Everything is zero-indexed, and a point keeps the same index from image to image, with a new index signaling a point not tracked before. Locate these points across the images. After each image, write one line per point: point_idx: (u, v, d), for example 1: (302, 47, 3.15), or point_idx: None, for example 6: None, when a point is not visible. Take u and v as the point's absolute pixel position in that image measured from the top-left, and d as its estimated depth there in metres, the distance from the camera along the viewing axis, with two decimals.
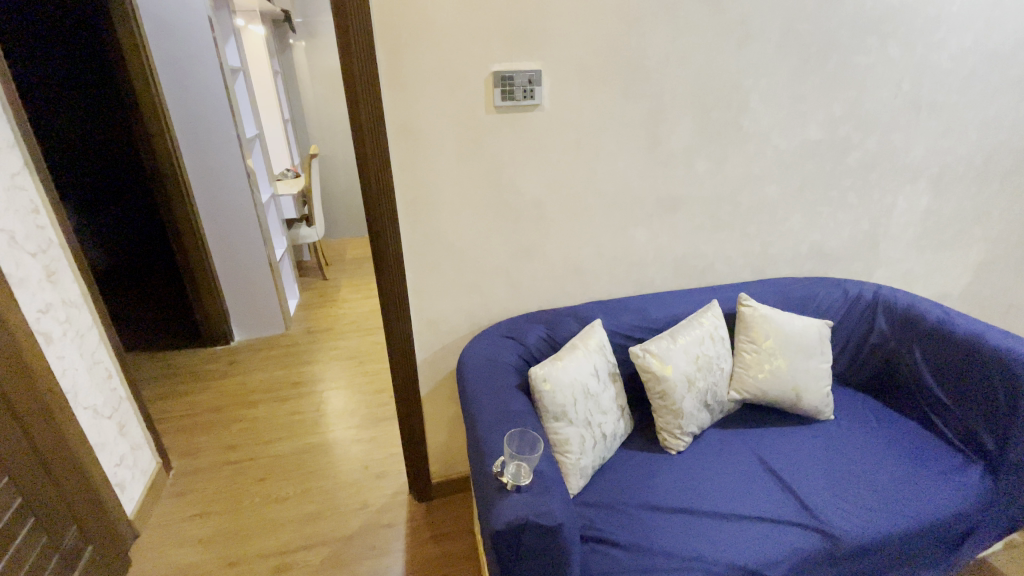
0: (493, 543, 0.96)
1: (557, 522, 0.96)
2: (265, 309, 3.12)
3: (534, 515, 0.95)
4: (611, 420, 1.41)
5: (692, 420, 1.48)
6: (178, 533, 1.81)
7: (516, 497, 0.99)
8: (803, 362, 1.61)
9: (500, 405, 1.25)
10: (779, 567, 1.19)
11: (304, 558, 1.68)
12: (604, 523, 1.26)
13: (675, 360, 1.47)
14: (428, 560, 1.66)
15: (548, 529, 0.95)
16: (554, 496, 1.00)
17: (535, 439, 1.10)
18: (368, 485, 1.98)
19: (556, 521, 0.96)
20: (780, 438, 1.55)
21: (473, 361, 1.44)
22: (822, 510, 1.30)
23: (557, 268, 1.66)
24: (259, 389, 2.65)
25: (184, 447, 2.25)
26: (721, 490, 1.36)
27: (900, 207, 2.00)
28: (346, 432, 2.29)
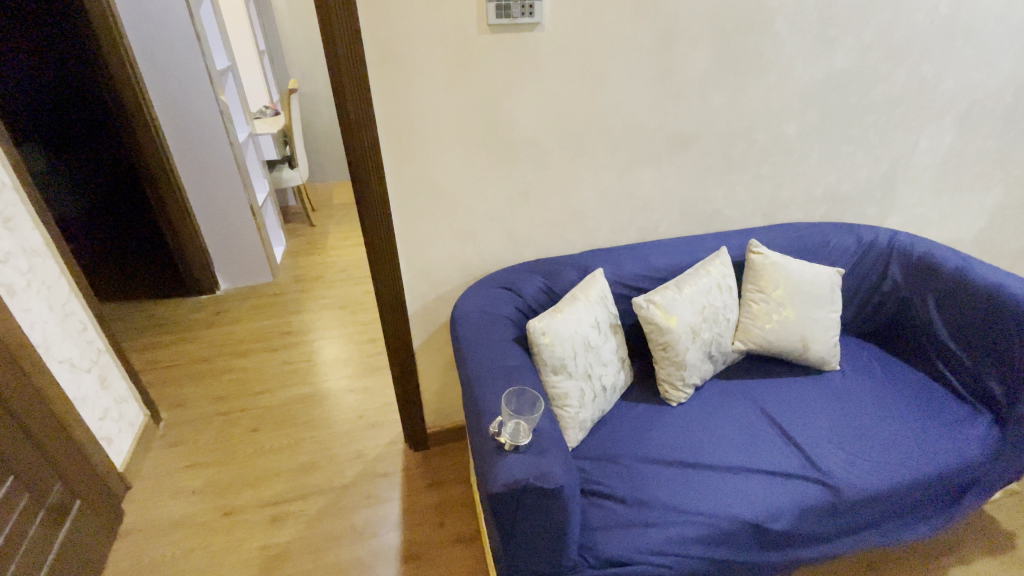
0: (491, 504, 0.91)
1: (558, 484, 0.90)
2: (250, 256, 2.99)
3: (534, 477, 0.90)
4: (611, 372, 1.34)
5: (695, 371, 1.43)
6: (170, 484, 1.79)
7: (514, 458, 0.93)
8: (811, 311, 1.54)
9: (497, 361, 1.17)
10: (780, 519, 1.18)
11: (301, 508, 1.68)
12: (603, 476, 1.23)
13: (680, 310, 1.39)
14: (425, 509, 1.66)
15: (549, 491, 0.90)
16: (555, 456, 0.95)
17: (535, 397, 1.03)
18: (364, 435, 1.96)
19: (557, 483, 0.90)
20: (785, 389, 1.51)
21: (468, 313, 1.35)
22: (825, 462, 1.27)
23: (557, 213, 1.54)
24: (249, 339, 2.58)
25: (175, 398, 2.21)
26: (724, 442, 1.32)
27: (921, 147, 1.87)
28: (340, 381, 2.24)
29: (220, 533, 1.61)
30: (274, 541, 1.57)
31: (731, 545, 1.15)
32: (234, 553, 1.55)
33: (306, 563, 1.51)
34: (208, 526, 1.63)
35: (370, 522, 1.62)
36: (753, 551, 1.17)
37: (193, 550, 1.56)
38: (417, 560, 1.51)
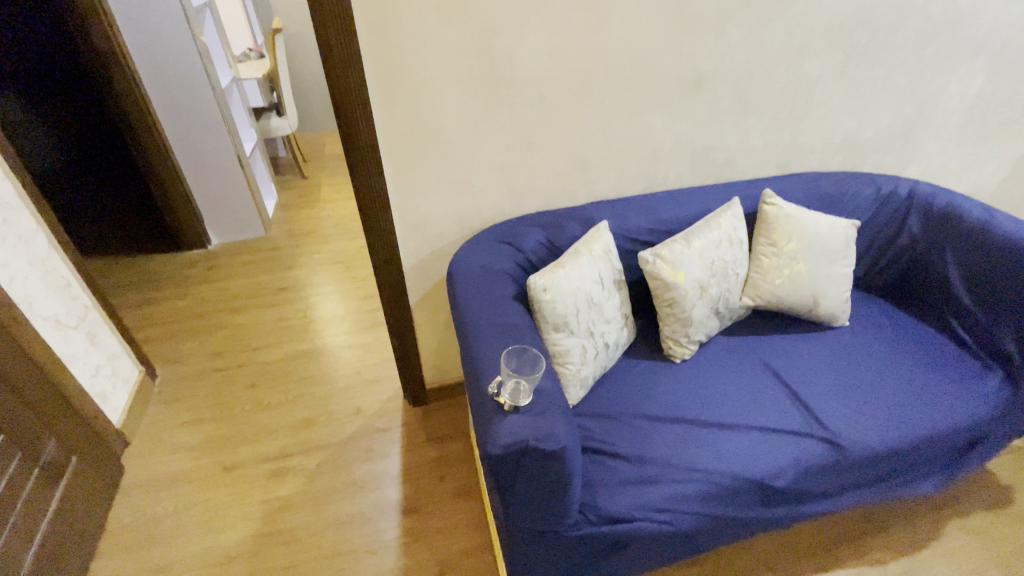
0: (490, 465, 0.87)
1: (560, 446, 0.86)
2: (240, 209, 2.88)
3: (534, 439, 0.86)
4: (614, 329, 1.29)
5: (700, 328, 1.37)
6: (169, 439, 1.79)
7: (514, 419, 0.89)
8: (824, 265, 1.48)
9: (495, 319, 1.12)
10: (783, 476, 1.16)
11: (300, 463, 1.68)
12: (604, 434, 1.20)
13: (688, 265, 1.32)
14: (425, 464, 1.66)
15: (550, 453, 0.87)
16: (556, 417, 0.91)
17: (536, 356, 0.98)
18: (362, 390, 1.94)
19: (558, 445, 0.87)
20: (792, 346, 1.46)
21: (465, 269, 1.28)
22: (830, 419, 1.25)
23: (559, 161, 1.44)
24: (242, 295, 2.52)
25: (170, 354, 2.18)
26: (728, 399, 1.29)
27: (949, 91, 1.74)
28: (337, 337, 2.21)
29: (221, 487, 1.61)
30: (275, 495, 1.58)
31: (732, 501, 1.14)
32: (236, 506, 1.56)
33: (307, 516, 1.52)
34: (208, 481, 1.64)
35: (370, 476, 1.63)
36: (754, 507, 1.17)
37: (195, 504, 1.57)
38: (417, 513, 1.52)
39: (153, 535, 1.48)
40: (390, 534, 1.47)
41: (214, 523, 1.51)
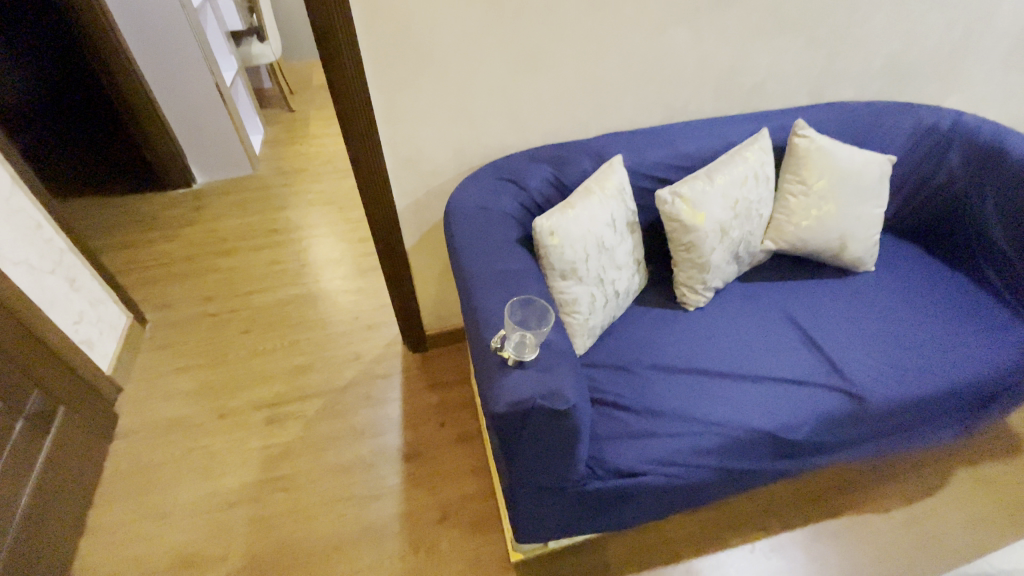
0: (493, 424, 0.81)
1: (570, 405, 0.79)
2: (223, 145, 2.70)
3: (540, 397, 0.79)
4: (625, 276, 1.19)
5: (718, 274, 1.27)
6: (164, 385, 1.75)
7: (519, 374, 0.81)
8: (854, 206, 1.36)
9: (498, 265, 1.01)
10: (800, 429, 1.10)
11: (298, 410, 1.64)
12: (612, 385, 1.13)
13: (709, 205, 1.20)
14: (426, 410, 1.62)
15: (558, 412, 0.79)
16: (565, 373, 0.83)
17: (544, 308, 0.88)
18: (359, 335, 1.87)
19: (567, 403, 0.79)
20: (814, 293, 1.37)
21: (464, 209, 1.16)
22: (852, 370, 1.18)
23: (568, 87, 1.28)
24: (232, 238, 2.40)
25: (160, 299, 2.10)
26: (744, 349, 1.21)
27: (1007, 7, 1.53)
28: (333, 280, 2.12)
29: (219, 434, 1.59)
30: (273, 442, 1.55)
31: (744, 454, 1.09)
32: (234, 453, 1.53)
33: (307, 462, 1.50)
34: (205, 428, 1.60)
35: (370, 423, 1.59)
36: (767, 460, 1.12)
37: (192, 451, 1.54)
38: (418, 459, 1.49)
39: (152, 482, 1.47)
40: (392, 480, 1.45)
41: (213, 469, 1.49)
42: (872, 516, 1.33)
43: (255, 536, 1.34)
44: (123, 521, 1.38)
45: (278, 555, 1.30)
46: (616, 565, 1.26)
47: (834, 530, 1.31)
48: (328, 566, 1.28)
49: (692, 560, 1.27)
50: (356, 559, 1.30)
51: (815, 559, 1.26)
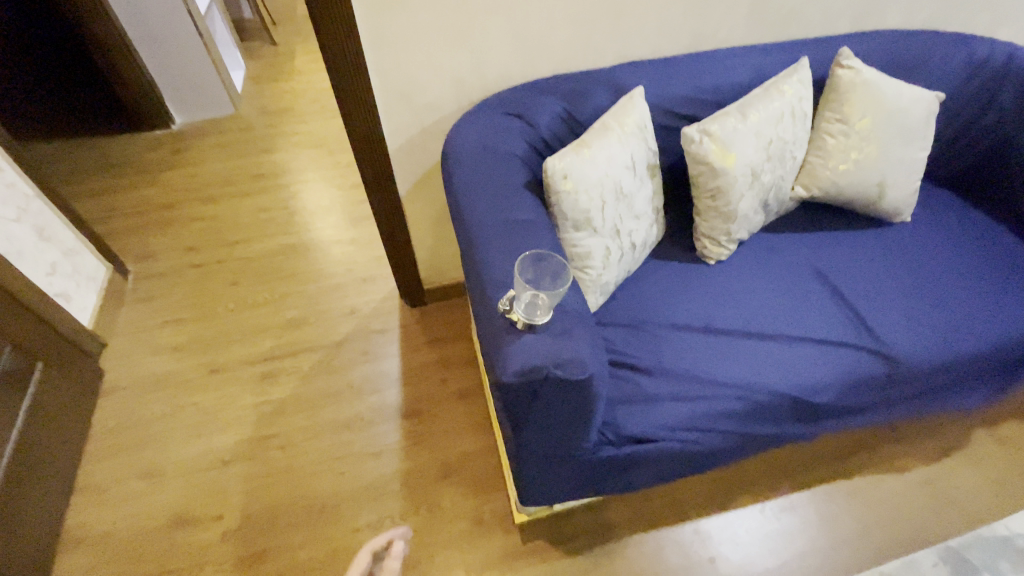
0: (500, 393, 0.72)
1: (588, 374, 0.70)
2: (201, 82, 2.48)
3: (555, 365, 0.70)
4: (643, 226, 1.07)
5: (743, 224, 1.16)
6: (150, 340, 1.67)
7: (531, 339, 0.72)
8: (897, 148, 1.23)
9: (504, 215, 0.90)
10: (826, 393, 1.02)
11: (292, 365, 1.57)
12: (626, 345, 1.04)
13: (741, 145, 1.07)
14: (426, 367, 1.54)
15: (574, 381, 0.71)
16: (582, 338, 0.74)
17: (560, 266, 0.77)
18: (354, 288, 1.77)
19: (585, 372, 0.70)
20: (845, 246, 1.26)
21: (465, 150, 1.03)
22: (884, 330, 1.09)
23: (583, 6, 1.11)
24: (215, 183, 2.25)
25: (141, 250, 1.98)
26: (769, 306, 1.12)
27: None
28: (324, 230, 1.99)
29: (209, 390, 1.52)
30: (267, 399, 1.49)
31: (765, 418, 1.02)
32: (226, 410, 1.47)
33: (303, 419, 1.44)
34: (194, 384, 1.54)
35: (367, 379, 1.52)
36: (788, 424, 1.05)
37: (183, 408, 1.48)
38: (418, 417, 1.44)
39: (142, 439, 1.42)
40: (391, 438, 1.40)
41: (205, 426, 1.44)
42: (886, 477, 1.29)
43: (250, 494, 1.30)
44: (113, 478, 1.34)
45: (275, 514, 1.27)
46: (623, 524, 1.23)
47: (847, 490, 1.28)
48: (327, 525, 1.25)
49: (700, 519, 1.24)
50: (356, 518, 1.26)
51: (826, 519, 1.23)
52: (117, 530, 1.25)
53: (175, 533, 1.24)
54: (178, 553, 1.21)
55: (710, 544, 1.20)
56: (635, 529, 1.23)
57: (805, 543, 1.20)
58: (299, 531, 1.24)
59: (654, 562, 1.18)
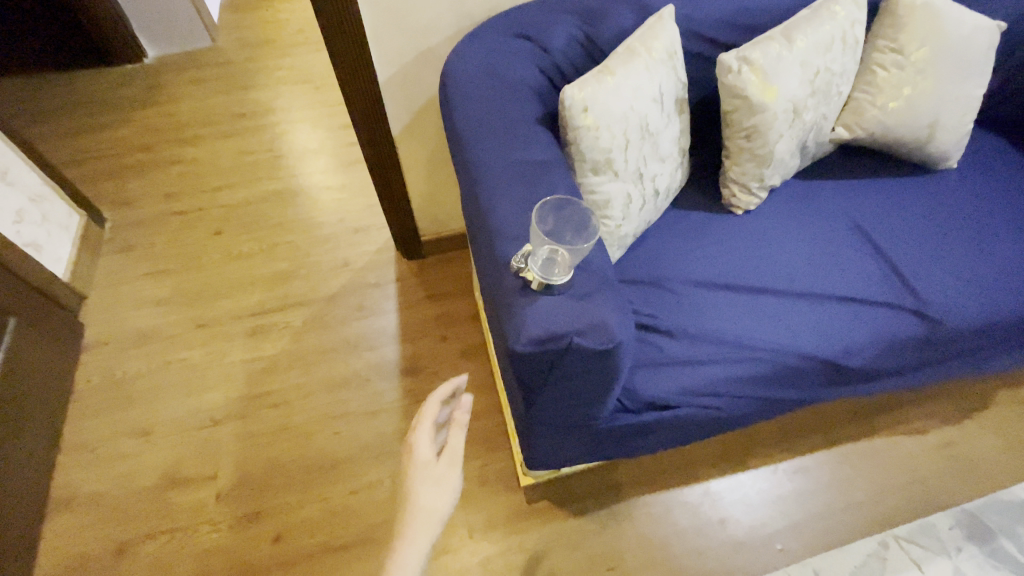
0: (512, 363, 0.64)
1: (614, 342, 0.62)
2: (172, 9, 2.24)
3: (578, 334, 0.61)
4: (667, 170, 0.95)
5: (777, 169, 1.04)
6: (131, 292, 1.57)
7: (549, 303, 0.63)
8: (954, 84, 1.09)
9: (514, 157, 0.79)
10: (860, 356, 0.94)
11: (283, 320, 1.48)
12: (644, 303, 0.94)
13: (783, 77, 0.94)
14: (425, 323, 1.46)
15: (598, 351, 0.62)
16: (606, 301, 0.65)
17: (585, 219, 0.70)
18: (347, 239, 1.65)
19: (611, 341, 0.62)
20: (885, 195, 1.14)
21: (467, 78, 0.89)
22: (927, 289, 1.00)
23: None
24: (193, 124, 2.08)
25: (116, 196, 1.84)
26: (801, 261, 1.02)
27: None
28: (313, 176, 1.85)
29: (196, 346, 1.44)
30: (257, 355, 1.42)
31: (792, 383, 0.94)
32: (215, 367, 1.40)
33: (296, 377, 1.37)
34: (181, 339, 1.46)
35: (362, 336, 1.44)
36: (815, 389, 0.97)
37: (169, 365, 1.41)
38: (417, 375, 1.37)
39: (128, 397, 1.35)
40: (389, 397, 1.34)
41: (194, 383, 1.37)
42: (905, 439, 1.24)
43: (244, 454, 1.25)
44: (101, 437, 1.28)
45: (271, 474, 1.22)
46: (630, 486, 1.19)
47: (863, 452, 1.23)
48: (325, 485, 1.21)
49: (710, 481, 1.20)
50: (354, 478, 1.22)
51: (840, 481, 1.20)
52: (107, 490, 1.21)
53: (167, 493, 1.20)
54: (172, 513, 1.17)
55: (720, 506, 1.17)
56: (643, 491, 1.19)
57: (818, 505, 1.17)
58: (296, 491, 1.20)
59: (662, 523, 1.15)
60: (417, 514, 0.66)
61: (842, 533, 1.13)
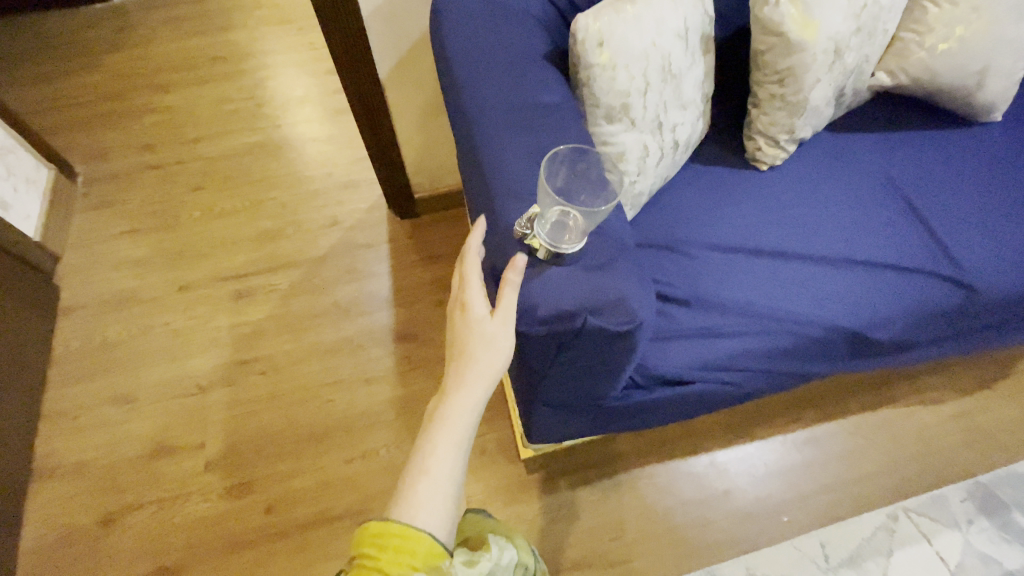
0: (519, 341, 0.60)
1: (631, 324, 0.59)
2: None
3: (591, 311, 0.58)
4: (689, 119, 0.85)
5: (810, 120, 0.94)
6: (109, 252, 1.48)
7: (559, 274, 0.59)
8: (1014, 22, 0.96)
9: (518, 100, 0.69)
10: (889, 328, 0.87)
11: (270, 283, 1.40)
12: (659, 269, 0.86)
13: (826, 11, 0.82)
14: (420, 286, 1.38)
15: (617, 331, 0.59)
16: (624, 275, 0.60)
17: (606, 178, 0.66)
18: (336, 196, 1.55)
19: (631, 321, 0.59)
20: (924, 151, 1.04)
21: (464, 11, 0.78)
22: (966, 255, 0.91)
23: None
24: (168, 68, 1.91)
25: (88, 148, 1.71)
26: (829, 224, 0.93)
27: None
28: (298, 126, 1.72)
29: (180, 309, 1.37)
30: (244, 320, 1.34)
31: (815, 355, 0.87)
32: (200, 332, 1.33)
33: (285, 343, 1.31)
34: (163, 302, 1.38)
35: (354, 300, 1.36)
36: (838, 362, 0.91)
37: (152, 329, 1.34)
38: (412, 342, 1.30)
39: (109, 363, 1.29)
40: (384, 364, 1.28)
41: (179, 349, 1.31)
42: (921, 409, 1.20)
43: (233, 423, 1.20)
44: (84, 405, 1.23)
45: (262, 443, 1.18)
46: (634, 456, 1.15)
47: (876, 422, 1.18)
48: (317, 454, 1.17)
49: (717, 452, 1.15)
50: (349, 447, 1.17)
51: (852, 452, 1.15)
52: (94, 459, 1.16)
53: (156, 462, 1.16)
54: (161, 482, 1.14)
55: (726, 477, 1.13)
56: (648, 462, 1.15)
57: (827, 476, 1.13)
58: (289, 461, 1.16)
59: (666, 494, 1.12)
60: (466, 380, 0.55)
61: (852, 504, 1.10)
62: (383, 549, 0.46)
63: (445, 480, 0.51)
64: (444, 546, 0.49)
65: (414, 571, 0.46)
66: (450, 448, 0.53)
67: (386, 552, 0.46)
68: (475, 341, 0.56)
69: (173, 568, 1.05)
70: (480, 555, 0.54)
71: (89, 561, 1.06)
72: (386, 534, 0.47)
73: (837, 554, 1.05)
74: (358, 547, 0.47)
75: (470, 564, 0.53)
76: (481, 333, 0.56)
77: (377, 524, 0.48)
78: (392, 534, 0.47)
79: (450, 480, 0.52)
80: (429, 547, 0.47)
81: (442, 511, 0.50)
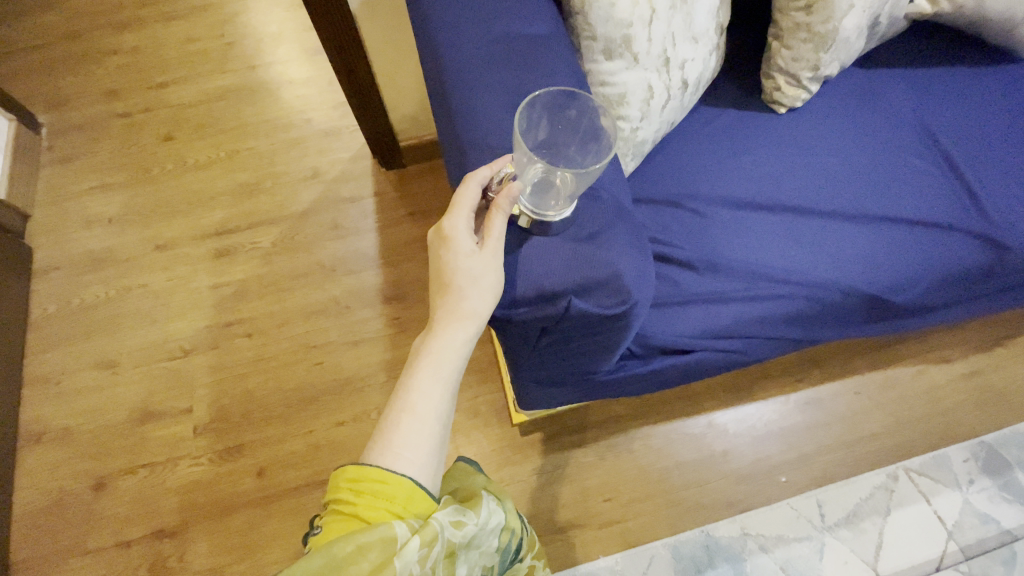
0: (500, 320, 0.55)
1: (624, 306, 0.53)
2: None
3: (576, 293, 0.52)
4: (701, 55, 0.74)
5: (839, 54, 0.82)
6: (80, 209, 1.39)
7: (545, 246, 0.53)
8: None
9: (499, 30, 0.62)
10: (909, 291, 0.81)
11: (251, 241, 1.33)
12: (662, 228, 0.79)
13: None
14: (408, 243, 1.31)
15: (605, 311, 0.53)
16: (618, 249, 0.54)
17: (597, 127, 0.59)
18: (317, 145, 1.44)
19: (623, 302, 0.53)
20: (962, 91, 0.93)
21: None
22: (1002, 210, 0.82)
23: None
24: (129, 3, 1.74)
25: (49, 95, 1.58)
26: (853, 176, 0.84)
27: None
28: (273, 67, 1.58)
29: (158, 270, 1.30)
30: (226, 281, 1.28)
31: (827, 320, 0.81)
32: (181, 293, 1.28)
33: (269, 303, 1.25)
34: (140, 263, 1.32)
35: (340, 258, 1.30)
36: (851, 326, 0.85)
37: (130, 291, 1.28)
38: (401, 302, 1.25)
39: (90, 326, 1.24)
40: (372, 325, 1.23)
41: (159, 312, 1.26)
42: (932, 368, 1.15)
43: (220, 387, 1.17)
44: (66, 370, 1.20)
45: (250, 407, 1.15)
46: (630, 418, 1.12)
47: (883, 382, 1.14)
48: (307, 418, 1.14)
49: (716, 412, 1.12)
50: (339, 411, 1.15)
51: (856, 412, 1.12)
52: (82, 425, 1.14)
53: (145, 427, 1.14)
54: (151, 447, 1.12)
55: (724, 437, 1.11)
56: (644, 423, 1.12)
57: (829, 437, 1.11)
58: (278, 425, 1.13)
59: (662, 456, 1.10)
60: (450, 318, 0.51)
61: (852, 465, 1.08)
62: (360, 493, 0.46)
63: (429, 420, 0.50)
64: (426, 489, 0.48)
65: (392, 517, 0.45)
66: (434, 391, 0.51)
67: (363, 497, 0.46)
68: (462, 281, 0.50)
69: (168, 531, 1.06)
70: (469, 516, 0.49)
71: (84, 525, 1.07)
72: (364, 480, 0.46)
73: (835, 513, 1.04)
74: (335, 491, 0.47)
75: (456, 525, 0.47)
76: (468, 272, 0.50)
77: (353, 470, 0.47)
78: (368, 479, 0.46)
79: (435, 421, 0.50)
80: (411, 492, 0.47)
81: (425, 454, 0.49)
